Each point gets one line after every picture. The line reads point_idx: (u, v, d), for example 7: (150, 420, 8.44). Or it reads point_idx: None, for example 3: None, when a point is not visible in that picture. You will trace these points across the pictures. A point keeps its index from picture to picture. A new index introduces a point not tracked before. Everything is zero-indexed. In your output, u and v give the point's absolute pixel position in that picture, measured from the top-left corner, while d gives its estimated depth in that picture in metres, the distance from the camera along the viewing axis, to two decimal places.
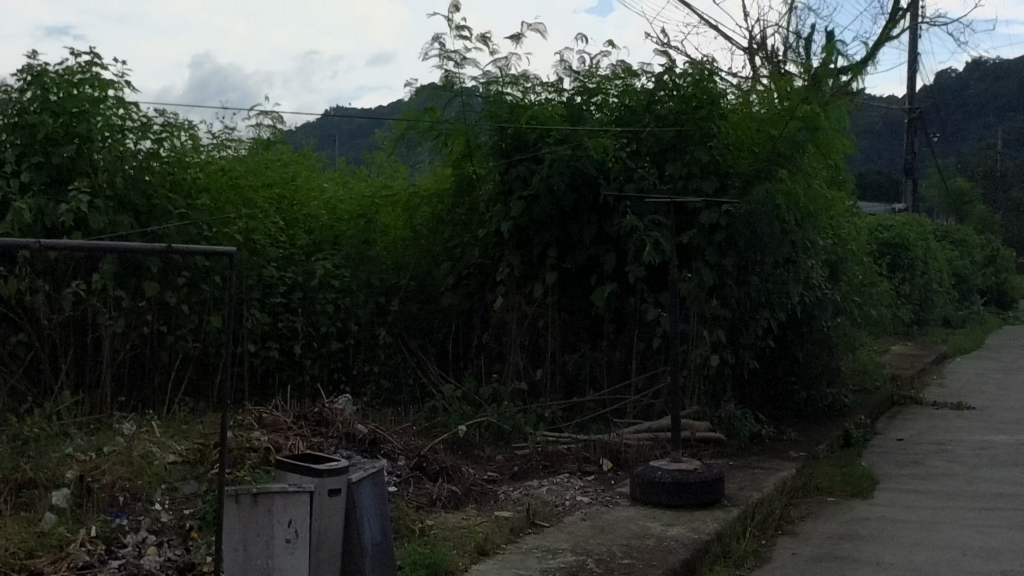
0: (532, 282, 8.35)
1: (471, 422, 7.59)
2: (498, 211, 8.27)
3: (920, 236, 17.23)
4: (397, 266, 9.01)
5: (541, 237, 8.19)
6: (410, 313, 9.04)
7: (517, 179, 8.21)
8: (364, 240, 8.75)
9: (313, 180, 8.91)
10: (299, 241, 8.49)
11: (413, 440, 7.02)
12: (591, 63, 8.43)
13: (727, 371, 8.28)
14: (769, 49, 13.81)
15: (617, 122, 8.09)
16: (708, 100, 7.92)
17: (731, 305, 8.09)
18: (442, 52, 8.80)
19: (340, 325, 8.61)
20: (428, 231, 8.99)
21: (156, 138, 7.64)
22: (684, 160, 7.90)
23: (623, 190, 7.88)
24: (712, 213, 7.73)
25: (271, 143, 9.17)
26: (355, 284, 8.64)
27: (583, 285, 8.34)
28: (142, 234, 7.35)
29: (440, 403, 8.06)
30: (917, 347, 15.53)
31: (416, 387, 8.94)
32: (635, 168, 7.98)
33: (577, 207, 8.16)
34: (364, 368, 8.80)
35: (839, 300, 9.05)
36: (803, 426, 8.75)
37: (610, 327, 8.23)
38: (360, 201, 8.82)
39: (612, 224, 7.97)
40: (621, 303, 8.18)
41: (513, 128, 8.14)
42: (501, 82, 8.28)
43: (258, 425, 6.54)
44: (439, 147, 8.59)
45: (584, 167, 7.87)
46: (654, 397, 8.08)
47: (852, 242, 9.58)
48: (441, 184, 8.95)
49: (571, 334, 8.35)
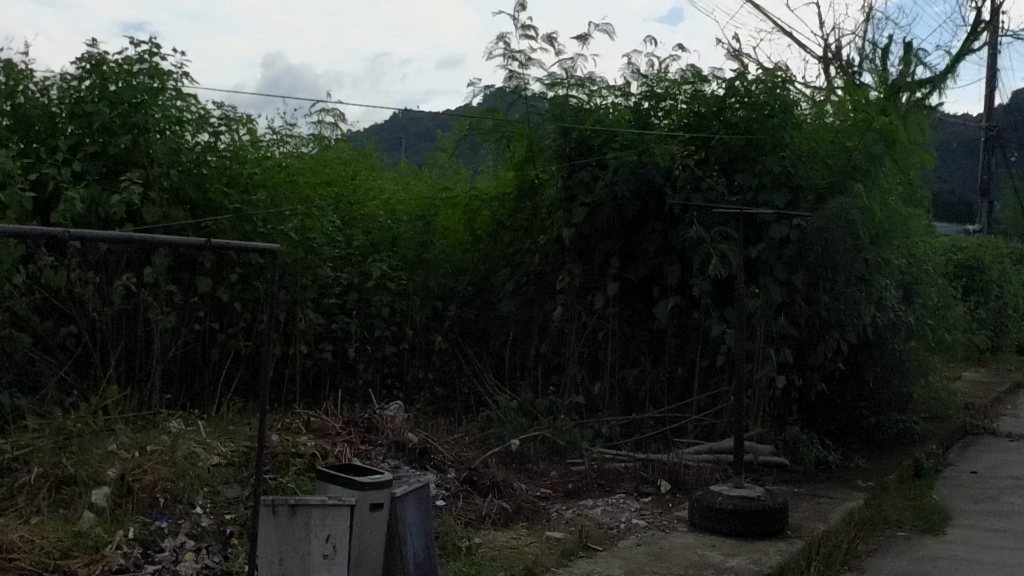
0: (593, 292, 8.09)
1: (525, 435, 7.35)
2: (559, 218, 7.99)
3: (995, 259, 16.70)
4: (455, 269, 8.82)
5: (604, 246, 7.93)
6: (466, 319, 8.83)
7: (581, 185, 7.92)
8: (422, 241, 8.58)
9: (373, 179, 8.76)
10: (356, 241, 8.30)
11: (464, 451, 6.79)
12: (660, 67, 8.15)
13: (793, 393, 7.95)
14: (845, 60, 13.43)
15: (686, 129, 7.82)
16: (781, 109, 7.61)
17: (799, 324, 7.77)
18: (507, 52, 8.59)
19: (395, 329, 8.44)
20: (486, 234, 8.87)
21: (214, 132, 7.60)
22: (755, 171, 7.57)
23: (690, 200, 7.59)
24: (784, 227, 7.42)
25: (332, 143, 9.02)
26: (412, 287, 8.45)
27: (645, 297, 8.06)
28: (196, 229, 7.27)
29: (494, 413, 7.82)
30: (989, 374, 15.03)
31: (470, 395, 8.73)
32: (704, 178, 7.64)
33: (641, 216, 7.89)
34: (418, 375, 8.57)
35: (911, 323, 8.69)
36: (870, 454, 8.39)
37: (672, 342, 7.94)
38: (419, 203, 8.65)
39: (678, 235, 7.69)
40: (684, 317, 7.89)
41: (579, 133, 7.87)
42: (568, 84, 8.03)
43: (305, 430, 6.35)
44: (502, 150, 8.41)
45: (650, 174, 7.57)
46: (715, 417, 7.79)
47: (928, 262, 9.20)
48: (502, 188, 8.79)
49: (631, 347, 8.06)
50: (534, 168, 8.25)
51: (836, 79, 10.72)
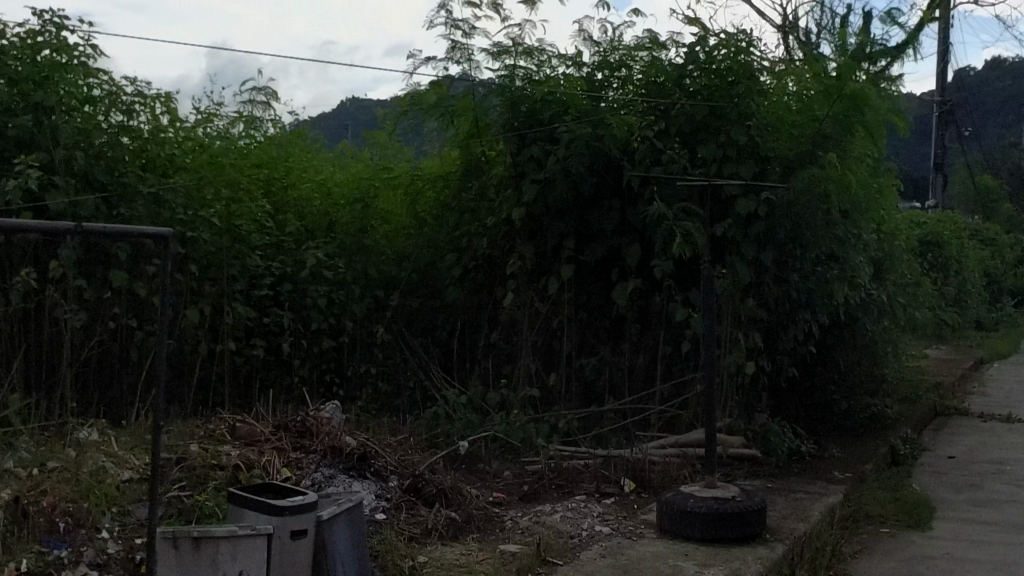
0: (546, 277, 7.49)
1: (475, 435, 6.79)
2: (509, 197, 7.43)
3: (955, 234, 16.31)
4: (398, 256, 8.14)
5: (555, 226, 7.34)
6: (411, 308, 8.18)
7: (531, 161, 7.33)
8: (362, 226, 7.92)
9: (309, 161, 8.13)
10: (290, 227, 7.73)
11: (409, 455, 6.19)
12: (614, 34, 7.53)
13: (763, 379, 7.42)
14: (803, 29, 12.92)
15: (646, 97, 7.19)
16: (745, 76, 7.04)
17: (768, 306, 7.23)
18: (450, 20, 7.95)
19: (334, 321, 7.89)
20: (432, 218, 8.12)
21: (127, 110, 6.80)
22: (718, 141, 7.01)
23: (647, 174, 7.00)
24: (751, 202, 6.86)
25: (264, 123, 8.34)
26: (352, 275, 7.87)
27: (603, 279, 7.46)
28: (106, 214, 6.58)
29: (443, 409, 7.31)
30: (952, 351, 14.63)
31: (416, 390, 8.09)
32: (663, 150, 7.07)
33: (596, 193, 7.29)
34: (359, 370, 7.97)
35: (884, 302, 8.18)
36: (844, 441, 7.88)
37: (633, 327, 7.34)
38: (358, 185, 7.96)
39: (636, 212, 7.10)
40: (645, 301, 7.30)
41: (529, 105, 7.34)
42: (515, 53, 7.44)
43: (230, 438, 5.73)
44: (445, 126, 7.77)
45: (605, 148, 6.96)
46: (680, 408, 7.19)
47: (899, 237, 8.70)
48: (446, 167, 8.09)
49: (588, 335, 7.47)
50: (481, 144, 7.61)
51: (796, 45, 10.19)
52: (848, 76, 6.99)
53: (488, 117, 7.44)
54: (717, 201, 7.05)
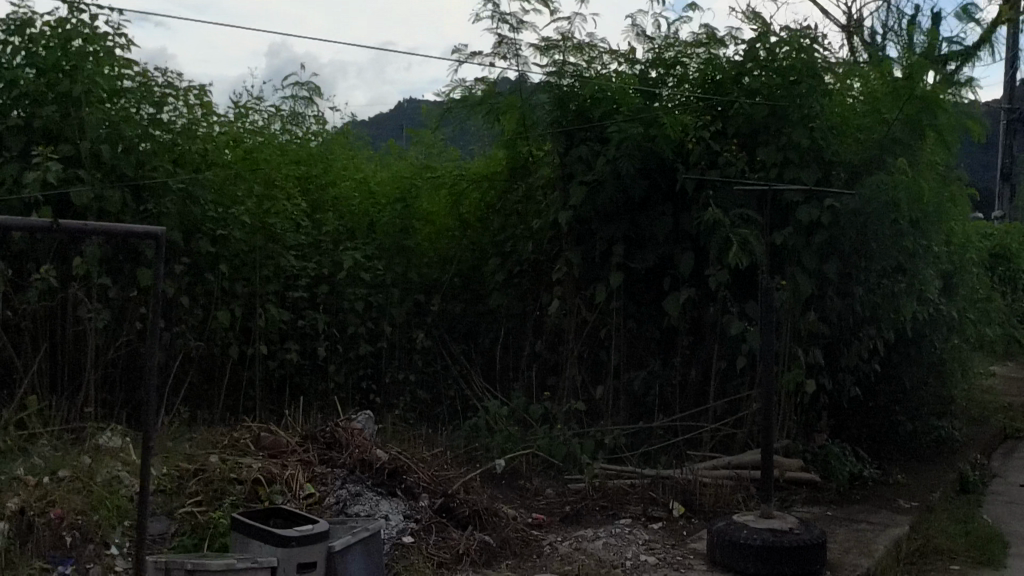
0: (594, 284, 7.09)
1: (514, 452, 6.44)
2: (556, 199, 7.05)
3: (1023, 247, 15.66)
4: (440, 259, 7.80)
5: (605, 231, 6.94)
6: (452, 314, 7.81)
7: (579, 162, 6.91)
8: (402, 227, 7.59)
9: (349, 159, 7.83)
10: (328, 226, 7.45)
11: (443, 471, 5.82)
12: (669, 29, 7.10)
13: (823, 398, 6.96)
14: (867, 31, 12.40)
15: (702, 96, 6.75)
16: (808, 74, 6.52)
17: (830, 320, 6.78)
18: (497, 13, 7.57)
19: (371, 326, 7.55)
20: (476, 220, 7.76)
21: (158, 102, 6.48)
22: (778, 144, 6.55)
23: (703, 177, 6.58)
24: (814, 209, 6.41)
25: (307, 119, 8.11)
26: (391, 277, 7.56)
27: (654, 288, 7.04)
28: (134, 210, 6.33)
29: (483, 420, 6.98)
30: (1018, 368, 14.02)
31: (457, 400, 7.72)
32: (720, 152, 6.64)
33: (648, 196, 6.87)
34: (398, 376, 7.62)
35: (953, 318, 7.69)
36: (909, 466, 7.40)
37: (685, 339, 6.91)
38: (399, 184, 7.64)
39: (691, 218, 6.68)
40: (699, 312, 6.87)
41: (579, 103, 6.96)
42: (564, 48, 7.02)
43: (253, 449, 5.42)
44: (491, 126, 7.41)
45: (658, 149, 6.54)
46: (736, 426, 6.75)
47: (970, 250, 8.19)
48: (492, 168, 7.73)
49: (638, 346, 7.06)
50: (528, 143, 7.23)
51: (861, 46, 9.69)
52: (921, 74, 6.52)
53: (535, 115, 7.06)
54: (778, 207, 6.58)
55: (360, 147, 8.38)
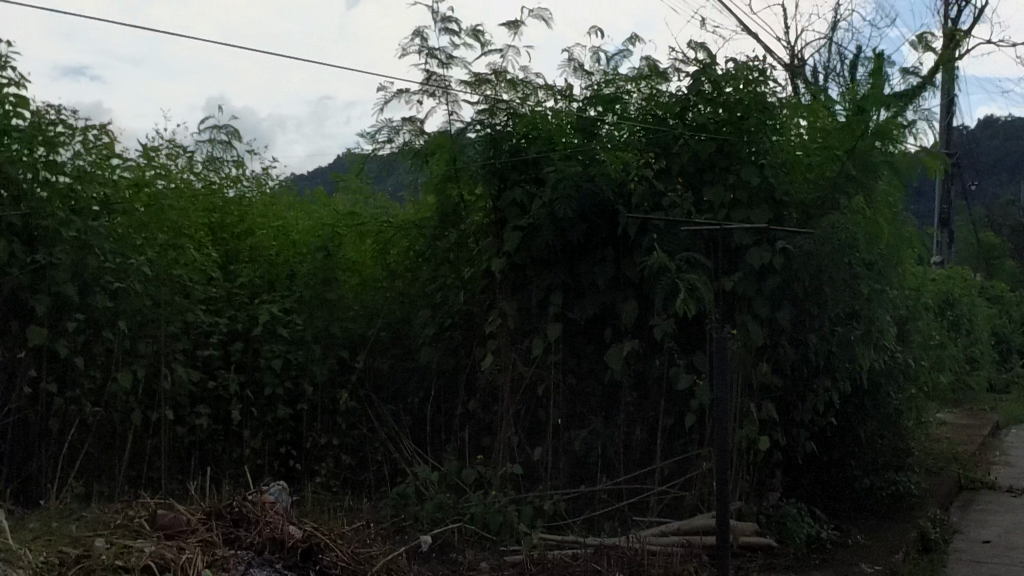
0: (531, 337, 6.56)
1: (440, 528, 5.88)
2: (488, 245, 6.54)
3: (966, 291, 15.44)
4: (366, 312, 7.24)
5: (540, 279, 6.46)
6: (379, 371, 7.25)
7: (513, 206, 6.48)
8: (323, 279, 7.02)
9: (271, 206, 7.32)
10: (242, 278, 6.98)
11: (365, 547, 5.25)
12: (608, 64, 6.67)
13: (777, 456, 6.49)
14: (808, 72, 12.09)
15: (647, 132, 6.31)
16: (756, 108, 6.18)
17: (783, 372, 6.32)
18: (425, 47, 7.07)
19: (291, 386, 6.97)
20: (404, 269, 7.18)
21: (49, 144, 5.90)
22: (726, 183, 6.14)
23: (646, 220, 6.11)
24: (765, 253, 5.96)
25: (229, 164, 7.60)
26: (311, 333, 6.98)
27: (595, 340, 6.53)
28: (25, 265, 5.85)
29: (410, 486, 6.51)
30: (966, 416, 13.72)
31: (384, 465, 7.13)
32: (665, 192, 6.19)
33: (587, 241, 6.39)
34: (319, 441, 7.09)
35: (909, 365, 7.28)
36: (869, 527, 6.95)
37: (628, 395, 6.41)
38: (319, 232, 7.11)
39: (634, 264, 6.21)
40: (643, 365, 6.37)
41: (512, 142, 6.50)
42: (496, 83, 6.54)
43: (148, 528, 4.85)
44: (418, 168, 6.85)
45: (598, 189, 6.07)
46: (684, 489, 6.27)
47: (923, 294, 7.81)
48: (422, 212, 7.13)
49: (579, 403, 6.54)
50: (459, 186, 6.71)
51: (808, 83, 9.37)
52: (869, 110, 6.26)
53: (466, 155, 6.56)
54: (724, 251, 6.14)
55: (283, 194, 7.86)
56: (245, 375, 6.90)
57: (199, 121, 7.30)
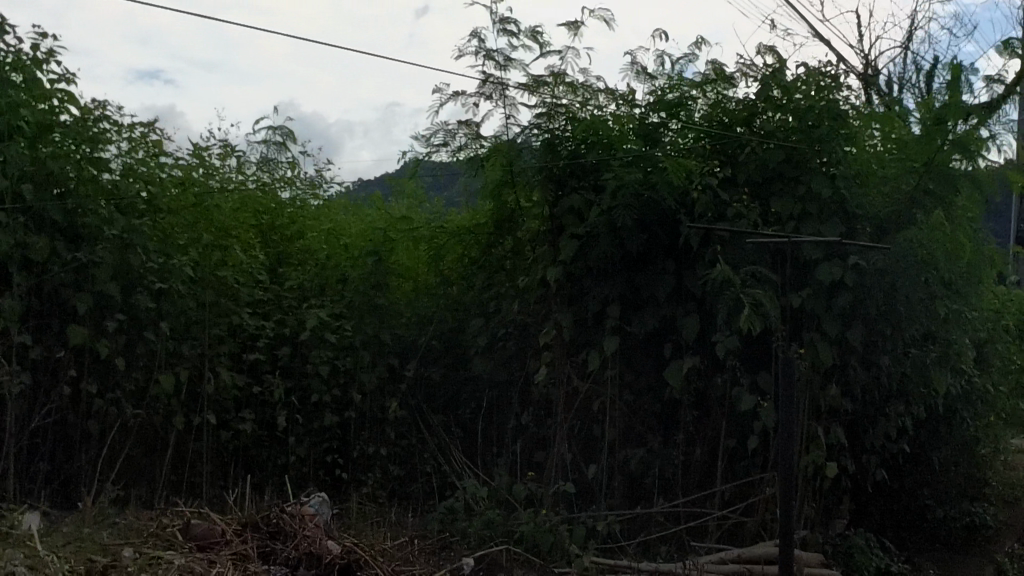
0: (587, 350, 6.28)
1: (482, 551, 5.62)
2: (544, 253, 6.25)
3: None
4: (417, 320, 7.02)
5: (598, 290, 6.14)
6: (430, 380, 7.00)
7: (570, 213, 6.17)
8: (375, 284, 6.85)
9: (323, 212, 7.19)
10: (291, 281, 6.77)
11: (407, 566, 5.01)
12: (672, 68, 6.35)
13: (845, 483, 6.14)
14: (882, 81, 11.66)
15: (710, 139, 5.94)
16: (830, 117, 5.74)
17: (853, 394, 5.95)
18: (483, 48, 6.83)
19: (339, 394, 6.75)
20: (458, 275, 7.02)
21: (94, 141, 5.74)
22: (795, 194, 5.77)
23: (710, 230, 5.76)
24: (837, 268, 5.59)
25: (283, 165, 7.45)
26: (360, 339, 6.77)
27: (654, 355, 6.21)
28: (62, 262, 5.62)
29: (459, 502, 6.24)
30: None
31: (433, 477, 6.90)
32: (730, 202, 5.81)
33: (648, 251, 6.05)
34: (367, 450, 6.79)
35: (983, 390, 6.91)
36: (941, 560, 6.57)
37: (689, 414, 6.09)
38: (371, 237, 6.92)
39: (696, 276, 5.85)
40: (704, 384, 6.04)
41: (571, 147, 6.21)
42: (554, 87, 6.22)
43: (181, 539, 4.65)
44: (473, 173, 6.64)
45: (659, 197, 5.75)
46: (746, 515, 5.94)
47: (1001, 316, 7.41)
48: (477, 218, 6.92)
49: (636, 421, 6.23)
50: (515, 192, 6.43)
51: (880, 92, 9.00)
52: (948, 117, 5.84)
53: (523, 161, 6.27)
54: (793, 266, 5.75)
55: (336, 196, 7.69)
56: (291, 381, 6.69)
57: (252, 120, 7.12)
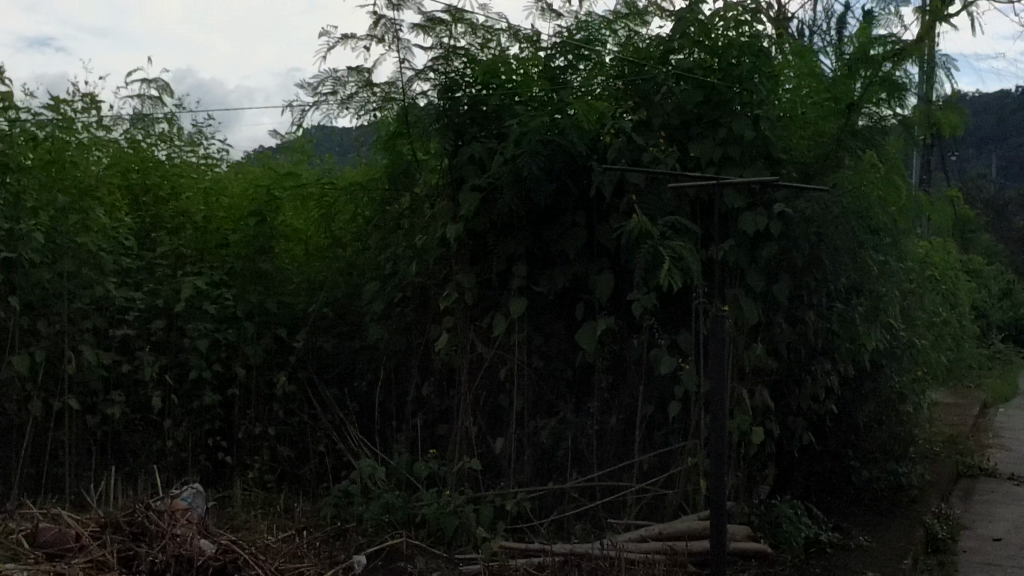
0: (491, 313, 5.74)
1: (374, 547, 5.08)
2: (443, 209, 5.68)
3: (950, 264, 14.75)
4: (308, 285, 6.47)
5: (501, 248, 5.57)
6: (321, 351, 6.43)
7: (471, 163, 5.59)
8: (259, 248, 6.24)
9: (202, 170, 6.55)
10: (163, 247, 6.15)
11: (294, 564, 4.44)
12: (579, 7, 5.80)
13: (770, 449, 5.72)
14: (794, 26, 11.22)
15: (623, 81, 5.40)
16: (750, 51, 5.22)
17: (779, 353, 5.50)
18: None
19: (221, 368, 6.17)
20: (351, 237, 6.37)
21: None
22: (717, 138, 5.23)
23: (624, 177, 5.20)
24: (762, 217, 5.13)
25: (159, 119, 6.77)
26: (243, 309, 6.21)
27: (565, 317, 5.67)
28: None
29: (355, 484, 5.70)
30: (953, 394, 13.06)
31: (327, 457, 6.34)
32: (647, 147, 5.23)
33: (557, 202, 5.46)
34: (253, 430, 6.25)
35: (909, 344, 6.55)
36: (870, 525, 6.22)
37: (604, 379, 5.57)
38: (253, 195, 6.27)
39: (609, 229, 5.31)
40: (620, 347, 5.52)
41: (472, 91, 5.59)
42: (452, 26, 5.68)
43: (26, 548, 4.09)
44: (365, 123, 6.04)
45: (568, 142, 5.19)
46: (667, 487, 5.49)
47: (925, 265, 7.05)
48: (370, 173, 6.32)
49: (546, 389, 5.71)
50: (410, 142, 5.88)
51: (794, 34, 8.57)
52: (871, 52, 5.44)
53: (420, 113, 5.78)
54: (715, 217, 5.25)
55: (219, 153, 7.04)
56: (167, 357, 6.04)
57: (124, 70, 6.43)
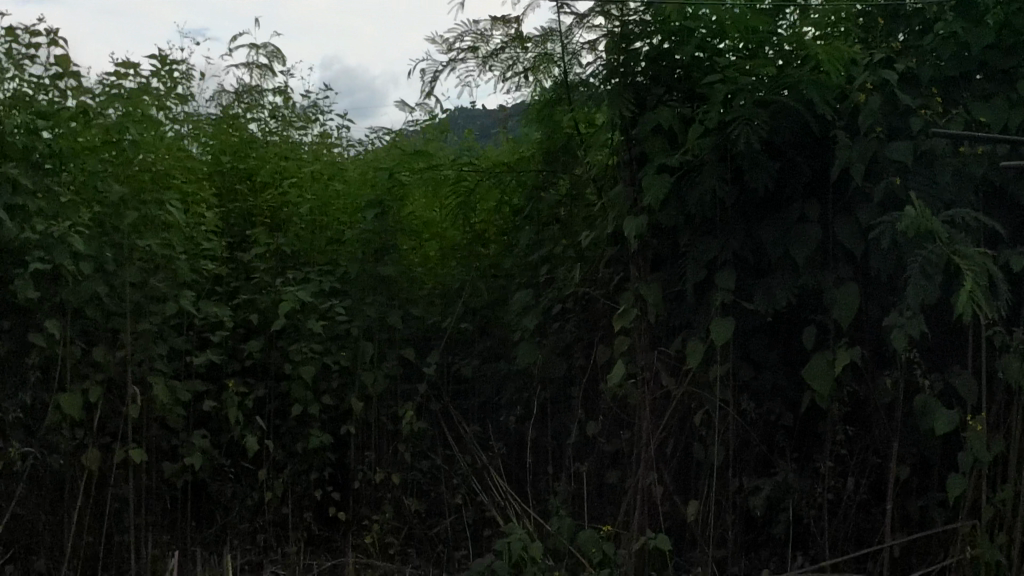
0: (684, 336, 4.22)
1: None
2: (616, 198, 4.15)
3: None
4: (442, 294, 5.11)
5: (700, 249, 3.98)
6: (461, 376, 5.12)
7: (656, 135, 4.05)
8: (380, 247, 4.88)
9: (316, 149, 5.18)
10: (260, 247, 4.89)
11: None
12: None
13: None
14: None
15: (867, 19, 3.90)
16: None
17: None
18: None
19: (332, 400, 4.92)
20: (496, 232, 4.97)
21: None
22: (1011, 95, 3.70)
23: (882, 151, 3.66)
24: None
25: (267, 89, 5.51)
26: (360, 326, 4.88)
27: (782, 343, 4.10)
28: None
29: (498, 560, 4.36)
30: None
31: (466, 510, 4.97)
32: (916, 108, 3.67)
33: (778, 188, 3.94)
34: (373, 478, 4.97)
35: None
36: None
37: (839, 431, 4.01)
38: (373, 180, 4.86)
39: (853, 227, 3.79)
40: (865, 389, 3.97)
41: (653, 40, 4.03)
42: None
43: None
44: (515, 86, 4.58)
45: (800, 103, 3.73)
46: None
47: None
48: (521, 151, 4.86)
49: (757, 437, 4.15)
50: (573, 109, 4.41)
51: None
52: None
53: (586, 75, 4.25)
54: (1011, 206, 3.74)
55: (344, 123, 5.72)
56: (264, 386, 4.88)
57: (218, 31, 5.20)
